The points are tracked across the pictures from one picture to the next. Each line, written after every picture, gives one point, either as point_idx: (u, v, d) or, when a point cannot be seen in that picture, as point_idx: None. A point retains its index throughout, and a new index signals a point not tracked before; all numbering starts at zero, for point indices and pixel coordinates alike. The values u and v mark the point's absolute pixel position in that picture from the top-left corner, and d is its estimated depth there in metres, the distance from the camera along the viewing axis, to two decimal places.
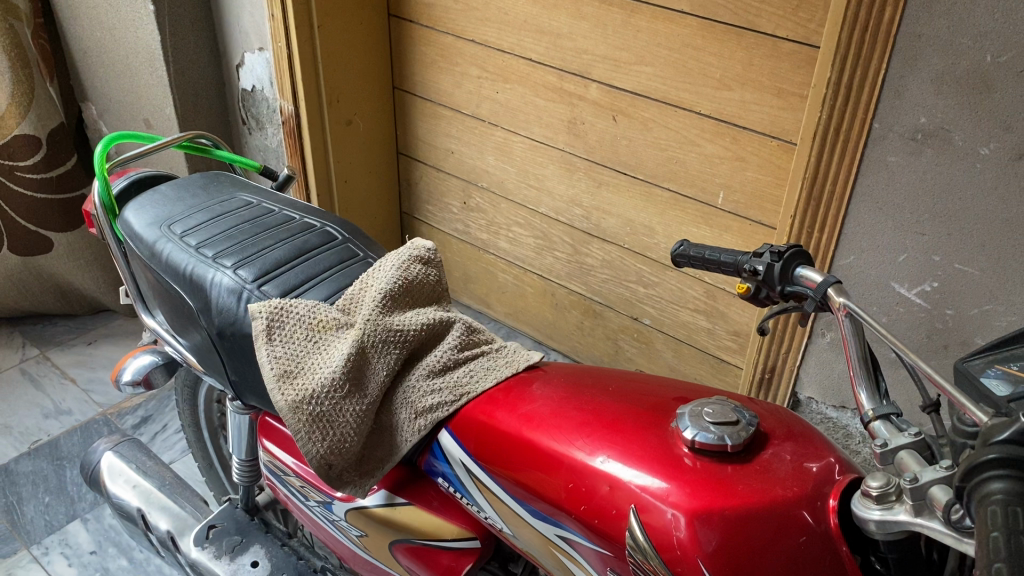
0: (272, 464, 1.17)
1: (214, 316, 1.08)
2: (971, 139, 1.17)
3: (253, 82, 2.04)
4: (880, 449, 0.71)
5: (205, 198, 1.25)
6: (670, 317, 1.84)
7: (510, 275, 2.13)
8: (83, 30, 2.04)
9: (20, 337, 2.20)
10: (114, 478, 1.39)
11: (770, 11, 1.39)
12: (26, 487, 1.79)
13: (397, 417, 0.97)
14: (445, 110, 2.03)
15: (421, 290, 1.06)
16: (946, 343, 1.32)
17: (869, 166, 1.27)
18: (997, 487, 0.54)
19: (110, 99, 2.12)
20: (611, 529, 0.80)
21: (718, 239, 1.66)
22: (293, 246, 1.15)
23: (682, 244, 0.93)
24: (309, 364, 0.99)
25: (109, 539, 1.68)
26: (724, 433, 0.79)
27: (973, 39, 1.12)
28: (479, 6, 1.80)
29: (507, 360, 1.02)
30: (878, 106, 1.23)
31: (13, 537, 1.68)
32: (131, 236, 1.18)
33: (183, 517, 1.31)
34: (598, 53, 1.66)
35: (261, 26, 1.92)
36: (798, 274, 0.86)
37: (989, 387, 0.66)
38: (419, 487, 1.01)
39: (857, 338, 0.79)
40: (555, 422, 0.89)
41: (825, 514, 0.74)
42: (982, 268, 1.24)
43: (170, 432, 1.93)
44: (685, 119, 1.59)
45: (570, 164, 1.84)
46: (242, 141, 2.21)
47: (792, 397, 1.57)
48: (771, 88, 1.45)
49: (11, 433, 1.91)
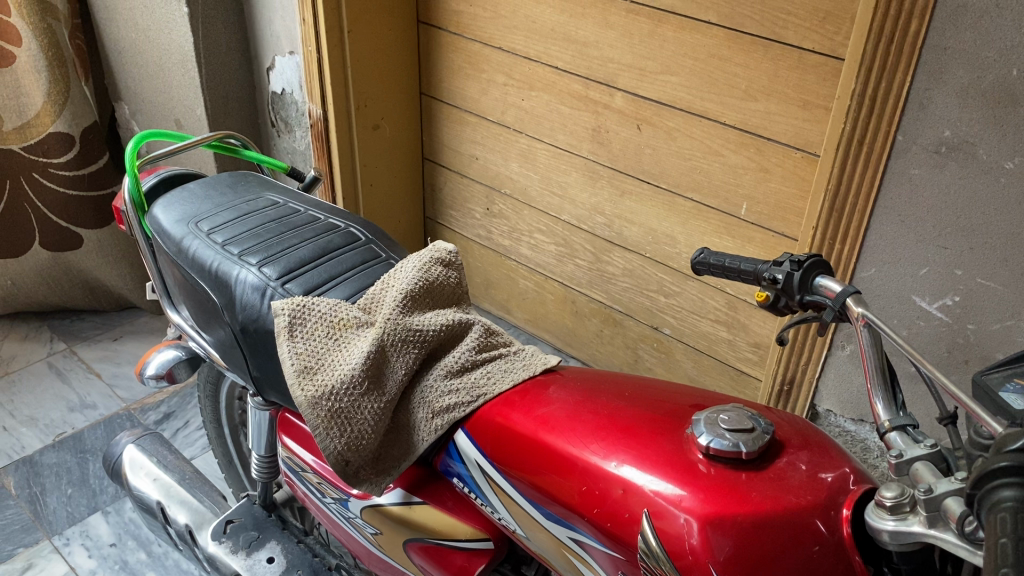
0: (291, 460, 1.19)
1: (238, 312, 1.09)
2: (996, 153, 1.16)
3: (283, 86, 2.07)
4: (895, 459, 0.71)
5: (233, 197, 1.27)
6: (690, 327, 1.83)
7: (531, 281, 2.14)
8: (119, 32, 2.08)
9: (48, 331, 2.24)
10: (135, 471, 1.42)
11: (797, 23, 1.39)
12: (50, 478, 1.82)
13: (415, 416, 0.98)
14: (470, 116, 2.04)
15: (441, 291, 1.07)
16: (967, 358, 1.31)
17: (893, 179, 1.27)
18: (1007, 494, 0.54)
19: (143, 99, 2.16)
20: (624, 534, 0.80)
21: (740, 250, 1.66)
22: (317, 245, 1.17)
23: (703, 252, 0.93)
24: (329, 361, 1.00)
25: (130, 533, 1.70)
26: (738, 440, 0.80)
27: (999, 53, 1.11)
28: (508, 14, 1.82)
29: (524, 363, 1.03)
30: (902, 118, 1.22)
31: (35, 527, 1.71)
32: (159, 232, 1.21)
33: (202, 511, 1.33)
34: (624, 62, 1.66)
35: (292, 29, 1.95)
36: (818, 284, 0.85)
37: (1006, 401, 0.66)
38: (435, 487, 1.02)
39: (875, 349, 0.79)
40: (570, 425, 0.90)
41: (838, 524, 0.73)
42: (1004, 282, 1.23)
43: (192, 428, 1.96)
44: (709, 129, 1.59)
45: (593, 171, 1.84)
46: (270, 143, 2.24)
47: (810, 409, 1.55)
48: (797, 100, 1.45)
49: (37, 425, 1.95)
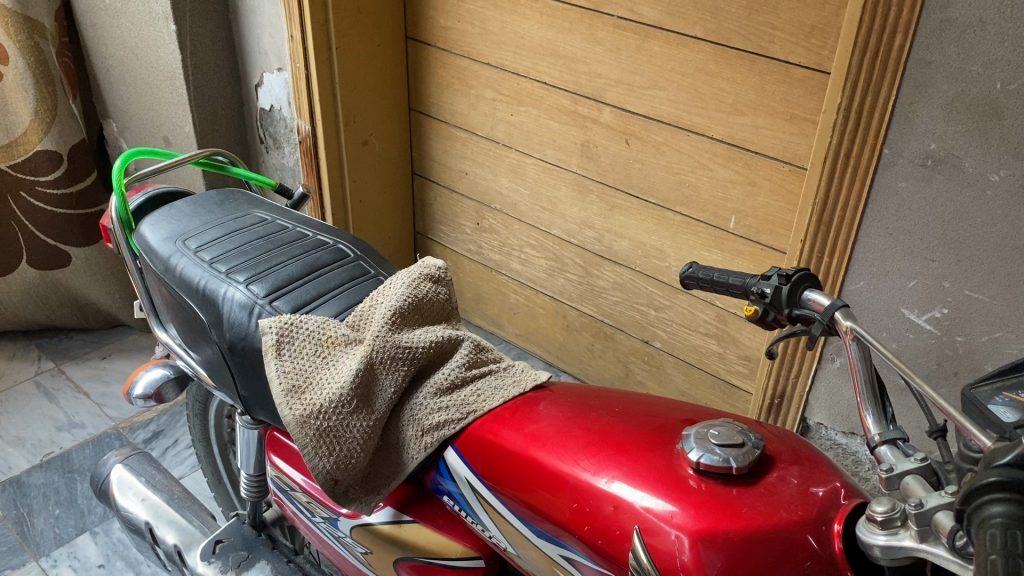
0: (279, 479, 1.18)
1: (225, 331, 1.09)
2: (982, 165, 1.17)
3: (272, 102, 2.07)
4: (886, 473, 0.71)
5: (220, 214, 1.26)
6: (681, 340, 1.83)
7: (522, 296, 2.14)
8: (107, 49, 2.08)
9: (36, 350, 2.22)
10: (123, 492, 1.40)
11: (783, 37, 1.40)
12: (37, 499, 1.80)
13: (404, 434, 0.97)
14: (459, 132, 2.05)
15: (430, 307, 1.07)
16: (956, 370, 1.31)
17: (879, 193, 1.27)
18: (996, 510, 0.54)
19: (132, 117, 2.16)
20: (615, 551, 0.80)
21: (729, 263, 1.66)
22: (305, 262, 1.16)
23: (691, 266, 0.93)
24: (317, 379, 1.00)
25: (118, 553, 1.68)
26: (729, 455, 0.79)
27: (983, 66, 1.12)
28: (496, 30, 1.83)
29: (514, 379, 1.02)
30: (888, 132, 1.23)
31: (22, 548, 1.69)
32: (146, 250, 1.20)
33: (190, 531, 1.32)
34: (612, 77, 1.67)
35: (281, 47, 1.95)
36: (806, 297, 0.85)
37: (996, 414, 0.66)
38: (425, 505, 1.01)
39: (864, 362, 0.78)
40: (561, 442, 0.89)
41: (829, 539, 0.73)
42: (992, 294, 1.23)
43: (181, 447, 1.94)
44: (697, 143, 1.60)
45: (582, 186, 1.85)
46: (259, 159, 2.23)
47: (801, 423, 1.55)
48: (784, 113, 1.46)
49: (24, 445, 1.93)
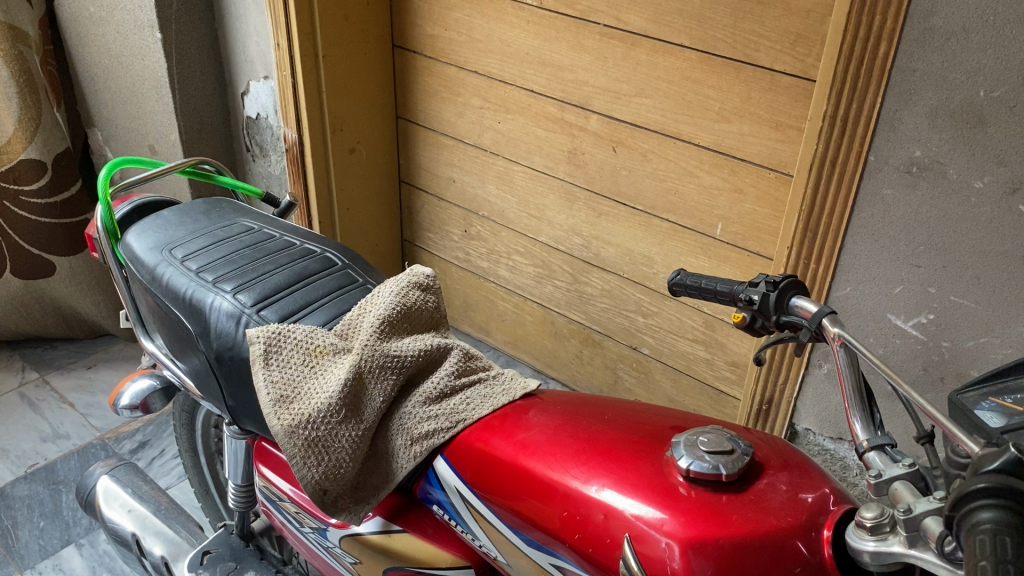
0: (267, 489, 1.17)
1: (212, 340, 1.08)
2: (965, 172, 1.18)
3: (258, 110, 2.07)
4: (874, 479, 0.71)
5: (207, 223, 1.26)
6: (669, 347, 1.84)
7: (510, 303, 2.14)
8: (92, 58, 2.07)
9: (20, 360, 2.20)
10: (109, 503, 1.39)
11: (768, 45, 1.41)
12: (21, 511, 1.78)
13: (393, 443, 0.97)
14: (447, 139, 2.05)
15: (419, 315, 1.06)
16: (943, 376, 1.32)
17: (865, 200, 1.28)
18: (985, 516, 0.54)
19: (117, 126, 2.15)
20: (605, 559, 0.80)
21: (717, 269, 1.67)
22: (292, 272, 1.16)
23: (679, 273, 0.92)
24: (305, 389, 0.99)
25: (104, 565, 1.67)
26: (718, 462, 0.79)
27: (966, 75, 1.13)
28: (483, 38, 1.83)
29: (503, 388, 1.02)
30: (873, 139, 1.24)
31: (6, 561, 1.67)
32: (132, 260, 1.19)
33: (178, 542, 1.30)
34: (598, 85, 1.68)
35: (267, 54, 1.95)
36: (793, 304, 0.86)
37: (982, 419, 0.66)
38: (414, 514, 1.01)
39: (852, 369, 0.79)
40: (550, 450, 0.89)
41: (819, 545, 0.74)
42: (977, 300, 1.24)
43: (168, 457, 1.93)
44: (684, 150, 1.61)
45: (570, 193, 1.85)
46: (245, 167, 2.23)
47: (789, 428, 1.56)
48: (769, 121, 1.47)
49: (8, 456, 1.91)
